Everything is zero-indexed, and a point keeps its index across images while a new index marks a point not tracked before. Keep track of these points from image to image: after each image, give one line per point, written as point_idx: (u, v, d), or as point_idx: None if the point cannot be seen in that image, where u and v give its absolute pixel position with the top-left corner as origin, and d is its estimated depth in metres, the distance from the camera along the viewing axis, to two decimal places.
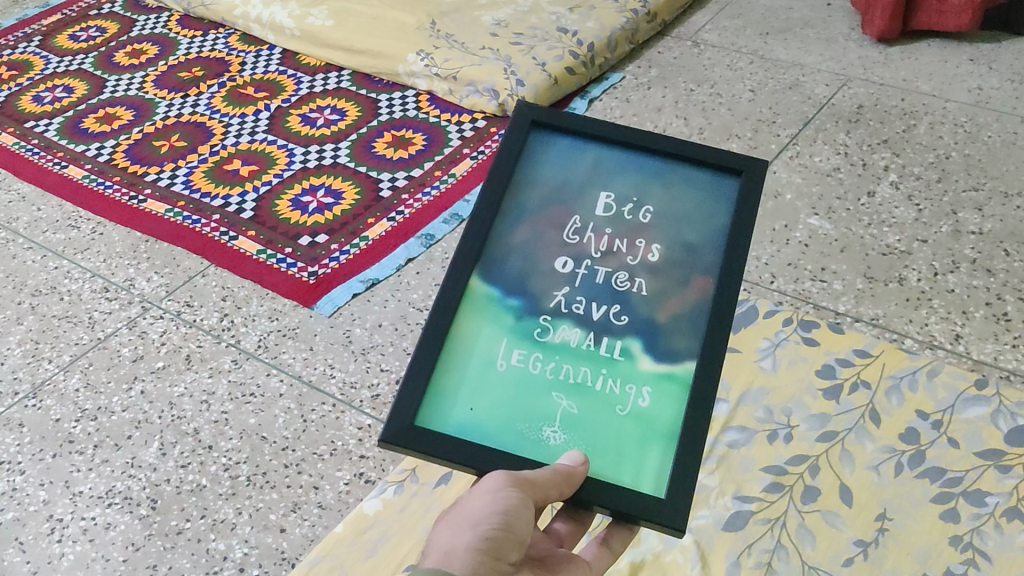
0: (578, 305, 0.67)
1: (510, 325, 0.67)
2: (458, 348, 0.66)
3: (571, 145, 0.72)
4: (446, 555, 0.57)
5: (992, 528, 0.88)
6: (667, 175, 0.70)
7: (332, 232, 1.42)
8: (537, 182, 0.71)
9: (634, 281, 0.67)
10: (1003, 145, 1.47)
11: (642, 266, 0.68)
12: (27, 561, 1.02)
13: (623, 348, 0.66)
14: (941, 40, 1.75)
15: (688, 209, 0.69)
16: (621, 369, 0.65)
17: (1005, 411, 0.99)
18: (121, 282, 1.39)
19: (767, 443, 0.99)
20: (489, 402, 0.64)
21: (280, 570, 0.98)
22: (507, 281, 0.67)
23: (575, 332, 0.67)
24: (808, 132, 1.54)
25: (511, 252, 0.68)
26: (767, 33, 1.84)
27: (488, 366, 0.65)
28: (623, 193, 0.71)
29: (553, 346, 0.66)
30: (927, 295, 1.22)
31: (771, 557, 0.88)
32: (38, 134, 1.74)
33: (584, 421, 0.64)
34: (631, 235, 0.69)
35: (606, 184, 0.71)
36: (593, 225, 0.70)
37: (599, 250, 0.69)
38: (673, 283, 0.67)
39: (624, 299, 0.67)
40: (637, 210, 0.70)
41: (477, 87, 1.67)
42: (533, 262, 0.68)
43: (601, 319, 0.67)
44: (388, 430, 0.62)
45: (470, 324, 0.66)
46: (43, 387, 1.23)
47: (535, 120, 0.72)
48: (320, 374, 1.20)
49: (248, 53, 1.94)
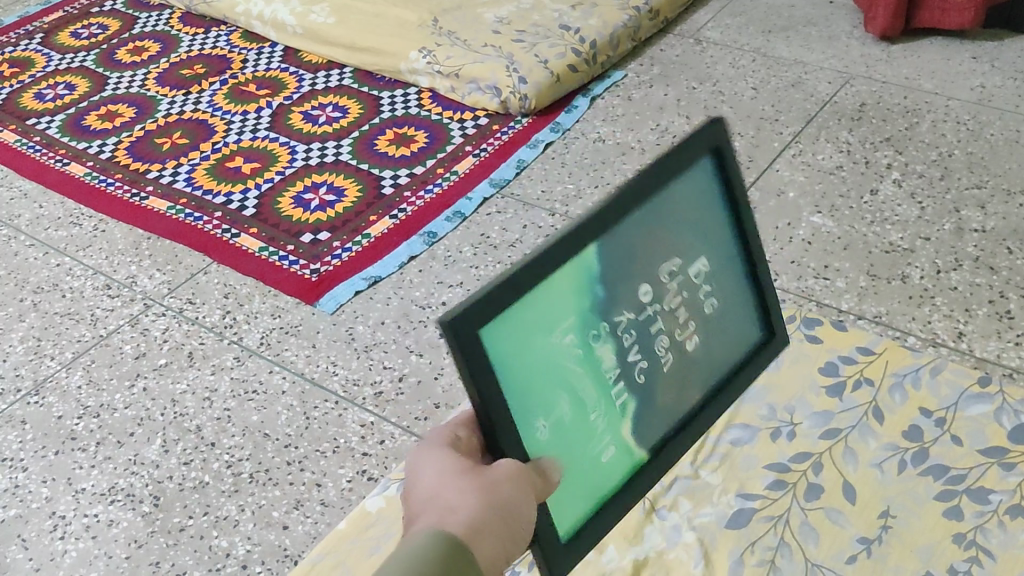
0: (627, 337, 0.63)
1: (580, 309, 0.59)
2: (544, 293, 0.56)
3: (716, 202, 0.68)
4: (469, 532, 0.50)
5: (995, 525, 0.88)
6: (738, 290, 0.72)
7: (334, 229, 1.42)
8: (678, 200, 0.65)
9: (668, 353, 0.66)
10: (1006, 143, 1.47)
11: (679, 343, 0.67)
12: (29, 558, 1.02)
13: (625, 402, 0.64)
14: (943, 38, 1.75)
15: (727, 328, 0.72)
16: (614, 420, 0.63)
17: (1009, 408, 0.99)
18: (123, 279, 1.39)
19: (770, 441, 0.99)
20: (527, 366, 0.56)
21: (283, 567, 0.98)
22: (608, 264, 0.60)
23: (612, 357, 0.62)
24: (810, 131, 1.54)
25: (627, 236, 0.61)
26: (770, 31, 1.83)
27: (547, 333, 0.57)
28: (711, 271, 0.69)
29: (593, 357, 0.60)
30: (930, 293, 1.22)
31: (774, 555, 0.88)
32: (39, 131, 1.74)
33: (564, 443, 0.60)
34: (691, 310, 0.68)
35: (707, 253, 0.69)
36: (681, 276, 0.66)
37: (668, 302, 0.65)
38: (685, 380, 0.68)
39: (655, 362, 0.65)
40: (710, 296, 0.69)
41: (478, 84, 1.67)
42: (631, 262, 0.61)
43: (632, 360, 0.63)
44: (460, 314, 0.51)
45: (564, 280, 0.57)
46: (45, 384, 1.23)
47: (716, 147, 0.66)
48: (322, 371, 1.20)
49: (250, 50, 1.94)
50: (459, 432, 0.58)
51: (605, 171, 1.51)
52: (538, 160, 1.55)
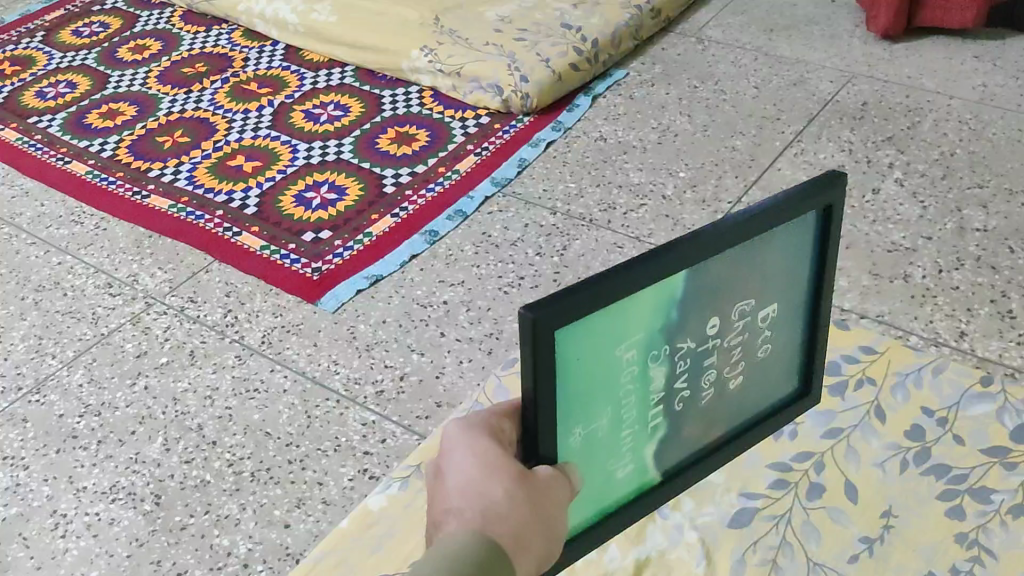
0: (680, 363, 0.62)
1: (648, 329, 0.58)
2: (623, 309, 0.55)
3: (808, 258, 0.66)
4: (515, 533, 0.49)
5: (997, 525, 0.88)
6: (794, 347, 0.70)
7: (335, 228, 1.42)
8: (773, 246, 0.63)
9: (710, 387, 0.65)
10: (1008, 142, 1.46)
11: (724, 381, 0.66)
12: (30, 556, 1.02)
13: (658, 425, 0.63)
14: (945, 37, 1.74)
15: (771, 376, 0.70)
16: (642, 441, 0.62)
17: (1011, 408, 0.99)
18: (124, 277, 1.39)
19: (773, 439, 0.98)
20: (582, 372, 0.56)
21: (285, 566, 0.98)
22: (687, 291, 0.58)
23: (661, 378, 0.61)
24: (812, 129, 1.54)
25: (713, 268, 0.59)
26: (772, 30, 1.83)
27: (613, 346, 0.56)
28: (776, 320, 0.67)
29: (645, 376, 0.60)
30: (932, 292, 1.22)
31: (776, 554, 0.88)
32: (41, 129, 1.74)
33: (589, 453, 0.60)
34: (744, 351, 0.66)
35: (779, 303, 0.67)
36: (748, 316, 0.65)
37: (727, 339, 0.64)
38: (718, 418, 0.67)
39: (696, 393, 0.64)
40: (766, 343, 0.68)
41: (480, 82, 1.66)
42: (708, 295, 0.60)
43: (677, 384, 0.62)
44: (541, 311, 0.51)
45: (646, 300, 0.56)
46: (47, 382, 1.23)
47: (834, 206, 0.63)
48: (324, 370, 1.20)
49: (251, 49, 1.94)
50: (502, 424, 0.56)
51: (606, 170, 1.50)
52: (540, 159, 1.55)
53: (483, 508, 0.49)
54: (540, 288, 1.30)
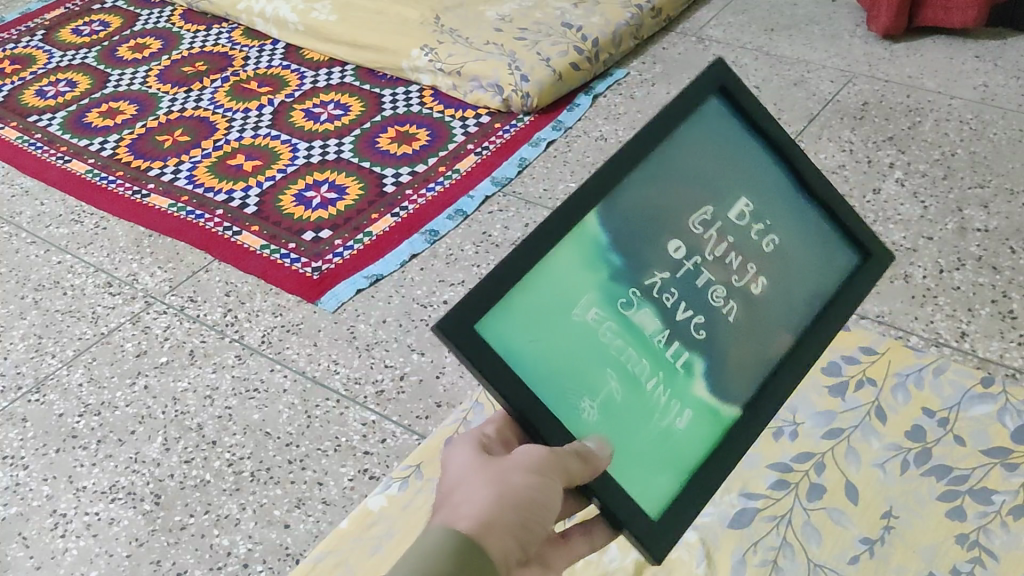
0: (669, 297, 0.65)
1: (601, 282, 0.62)
2: (551, 274, 0.59)
3: (738, 136, 0.71)
4: (484, 526, 0.52)
5: (998, 526, 0.88)
6: (799, 216, 0.74)
7: (335, 228, 1.42)
8: (690, 150, 0.68)
9: (728, 302, 0.68)
10: (1009, 143, 1.46)
11: (740, 290, 0.69)
12: (30, 556, 1.02)
13: (687, 362, 0.65)
14: (946, 37, 1.74)
15: (801, 264, 0.73)
16: (679, 384, 0.64)
17: (1012, 408, 0.98)
18: (124, 277, 1.39)
19: (773, 440, 0.98)
20: (552, 345, 0.59)
21: (285, 566, 0.98)
22: (618, 229, 0.63)
23: (654, 320, 0.64)
24: (813, 129, 1.54)
25: (633, 202, 0.64)
26: (773, 29, 1.83)
27: (568, 310, 0.60)
28: (759, 211, 0.71)
29: (632, 323, 0.63)
30: (933, 292, 1.22)
31: (776, 555, 0.88)
32: (41, 128, 1.73)
33: (624, 411, 0.61)
34: (743, 256, 0.70)
35: (745, 193, 0.71)
36: (719, 222, 0.69)
37: (711, 254, 0.68)
38: (763, 326, 0.69)
39: (711, 314, 0.67)
40: (764, 234, 0.71)
41: (480, 82, 1.66)
42: (649, 228, 0.65)
43: (681, 321, 0.65)
44: (453, 314, 0.55)
45: (572, 256, 0.60)
46: (46, 382, 1.23)
47: (725, 87, 0.70)
48: (324, 370, 1.20)
49: (252, 48, 1.93)
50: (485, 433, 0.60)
51: None
52: (541, 158, 1.55)
53: (450, 512, 0.54)
54: None
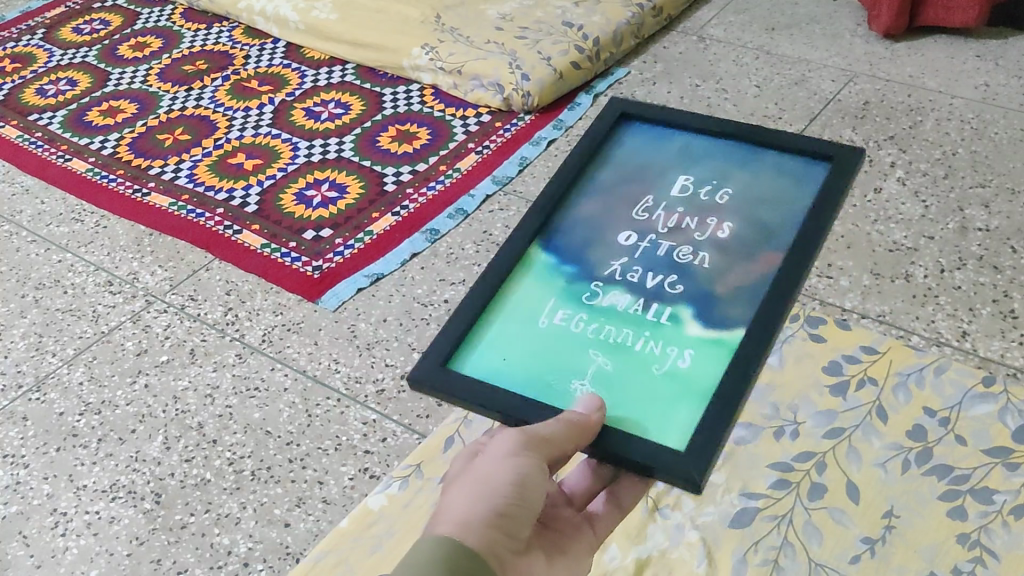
0: (633, 274, 0.68)
1: (559, 290, 0.69)
2: (509, 303, 0.69)
3: (659, 138, 0.77)
4: (461, 523, 0.55)
5: (1000, 525, 0.88)
6: (752, 161, 0.73)
7: (336, 226, 1.42)
8: (614, 166, 0.76)
9: (697, 255, 0.68)
10: (1010, 142, 1.46)
11: (709, 241, 0.69)
12: (30, 555, 1.02)
13: (671, 314, 0.66)
14: (947, 36, 1.74)
15: (770, 189, 0.71)
16: (667, 333, 0.65)
17: (1013, 408, 0.98)
18: (125, 275, 1.39)
19: (773, 439, 0.98)
20: (524, 353, 0.66)
21: (285, 565, 0.98)
22: (564, 251, 0.71)
23: (624, 297, 0.67)
24: (813, 129, 1.54)
25: (573, 226, 0.72)
26: (773, 29, 1.83)
27: (533, 323, 0.67)
28: (704, 177, 0.74)
29: (600, 309, 0.67)
30: (934, 292, 1.22)
31: (777, 554, 0.88)
32: (41, 126, 1.73)
33: (617, 377, 0.63)
34: (702, 214, 0.71)
35: (686, 170, 0.74)
36: (665, 204, 0.72)
37: (666, 226, 0.71)
38: (740, 258, 0.67)
39: (683, 269, 0.68)
40: (716, 190, 0.72)
41: (481, 81, 1.66)
42: (597, 236, 0.71)
43: (651, 287, 0.67)
44: (426, 363, 0.65)
45: (526, 286, 0.69)
46: (47, 381, 1.23)
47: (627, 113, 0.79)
48: (325, 369, 1.20)
49: (253, 46, 1.93)
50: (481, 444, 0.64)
51: None
52: (541, 157, 1.55)
53: (435, 519, 0.56)
54: None
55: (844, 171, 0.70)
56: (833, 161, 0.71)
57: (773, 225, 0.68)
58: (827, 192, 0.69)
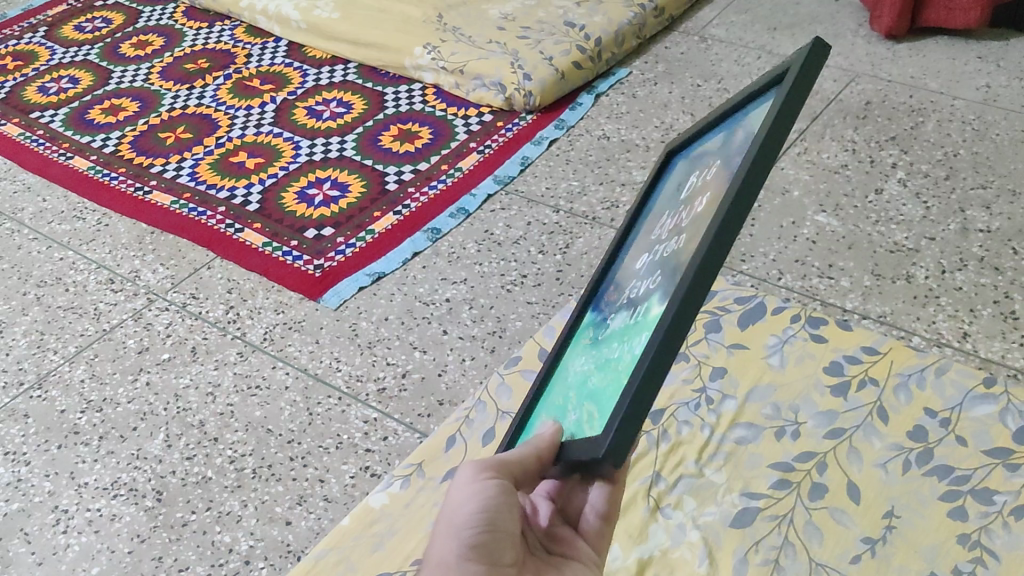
0: (636, 291, 0.58)
1: (589, 339, 0.62)
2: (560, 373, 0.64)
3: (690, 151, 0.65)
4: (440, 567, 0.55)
5: (1000, 526, 0.88)
6: (739, 120, 0.56)
7: (338, 225, 1.42)
8: (658, 203, 0.66)
9: (676, 243, 0.55)
10: (1011, 143, 1.46)
11: (688, 223, 0.55)
12: (32, 552, 1.02)
13: (646, 308, 0.53)
14: (950, 38, 1.74)
15: (743, 137, 0.53)
16: (636, 329, 0.53)
17: (1014, 409, 0.98)
18: (126, 273, 1.39)
19: (774, 439, 0.99)
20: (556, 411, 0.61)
21: (286, 563, 0.98)
22: (603, 302, 0.63)
23: (624, 316, 0.57)
24: (816, 129, 1.54)
25: (613, 279, 0.64)
26: (775, 29, 1.83)
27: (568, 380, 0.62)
28: (705, 162, 0.59)
29: (608, 338, 0.58)
30: (935, 292, 1.22)
31: (778, 554, 0.88)
32: (43, 125, 1.73)
33: (598, 395, 0.54)
34: (693, 200, 0.57)
35: (698, 165, 0.61)
36: (676, 212, 0.60)
37: (670, 231, 0.58)
38: (701, 222, 0.51)
39: (664, 265, 0.55)
40: (708, 170, 0.57)
41: (482, 80, 1.66)
42: (625, 276, 0.62)
43: (639, 294, 0.56)
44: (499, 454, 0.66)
45: (573, 349, 0.64)
46: (48, 378, 1.23)
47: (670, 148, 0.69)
48: (326, 367, 1.20)
49: (254, 45, 1.93)
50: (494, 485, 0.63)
51: (608, 168, 1.50)
52: (543, 157, 1.55)
53: (423, 567, 0.57)
54: (542, 286, 1.29)
55: (805, 75, 0.48)
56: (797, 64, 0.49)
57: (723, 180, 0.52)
58: (775, 107, 0.48)
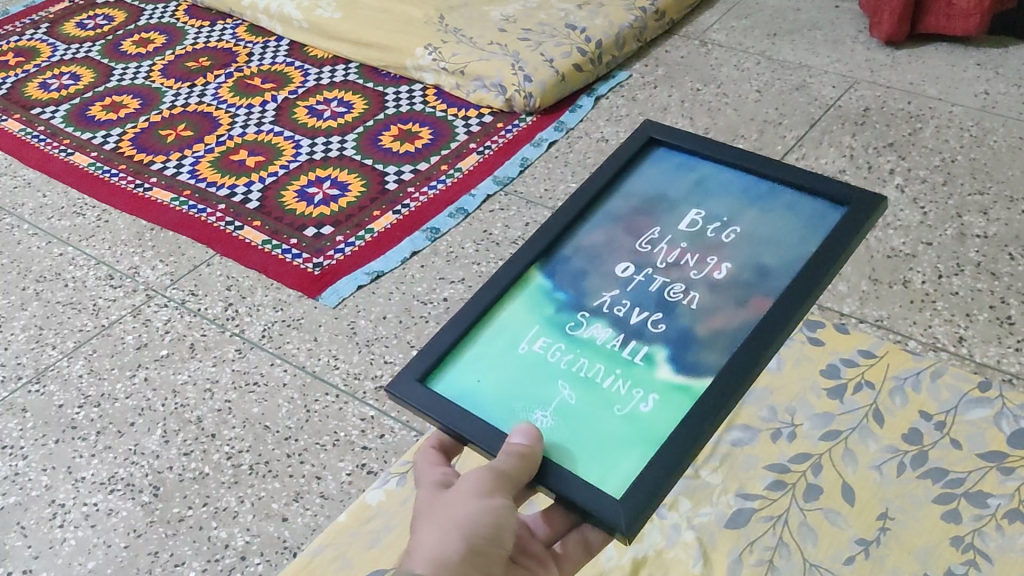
0: (621, 308, 0.71)
1: (547, 317, 0.72)
2: (493, 324, 0.72)
3: (684, 163, 0.81)
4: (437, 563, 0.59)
5: (993, 529, 0.88)
6: (769, 202, 0.76)
7: (337, 224, 1.42)
8: (630, 194, 0.80)
9: (687, 295, 0.71)
10: (1009, 150, 1.47)
11: (704, 281, 0.71)
12: (28, 545, 1.02)
13: (647, 354, 0.68)
14: (948, 44, 1.74)
15: (763, 232, 0.74)
16: (638, 374, 0.67)
17: (1008, 413, 0.98)
18: (126, 269, 1.39)
19: (770, 442, 0.99)
20: (496, 377, 0.69)
21: (281, 559, 0.98)
22: (564, 278, 0.74)
23: (605, 331, 0.70)
24: (814, 134, 1.54)
25: (580, 253, 0.76)
26: (775, 34, 1.83)
27: (512, 346, 0.70)
28: (714, 213, 0.76)
29: (580, 340, 0.70)
30: (931, 297, 1.23)
31: (772, 555, 0.89)
32: (44, 120, 1.74)
33: (578, 413, 0.66)
34: (705, 252, 0.73)
35: (699, 203, 0.78)
36: (670, 238, 0.75)
37: (666, 261, 0.73)
38: (730, 300, 0.69)
39: (670, 309, 0.70)
40: (722, 229, 0.75)
41: (483, 82, 1.67)
42: (595, 265, 0.75)
43: (636, 324, 0.70)
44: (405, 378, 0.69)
45: (511, 308, 0.73)
46: (46, 372, 1.24)
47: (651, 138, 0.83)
48: (324, 365, 1.20)
49: (256, 44, 1.94)
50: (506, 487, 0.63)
51: None
52: (543, 158, 1.55)
53: (415, 555, 0.61)
54: None
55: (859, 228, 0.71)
56: (762, 168, 0.78)
57: (780, 274, 0.70)
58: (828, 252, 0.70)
